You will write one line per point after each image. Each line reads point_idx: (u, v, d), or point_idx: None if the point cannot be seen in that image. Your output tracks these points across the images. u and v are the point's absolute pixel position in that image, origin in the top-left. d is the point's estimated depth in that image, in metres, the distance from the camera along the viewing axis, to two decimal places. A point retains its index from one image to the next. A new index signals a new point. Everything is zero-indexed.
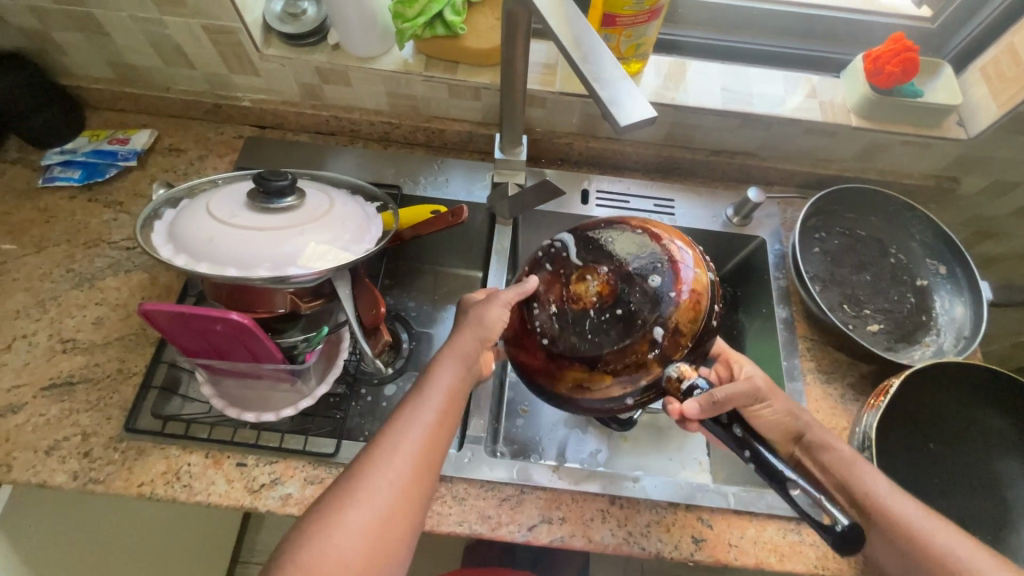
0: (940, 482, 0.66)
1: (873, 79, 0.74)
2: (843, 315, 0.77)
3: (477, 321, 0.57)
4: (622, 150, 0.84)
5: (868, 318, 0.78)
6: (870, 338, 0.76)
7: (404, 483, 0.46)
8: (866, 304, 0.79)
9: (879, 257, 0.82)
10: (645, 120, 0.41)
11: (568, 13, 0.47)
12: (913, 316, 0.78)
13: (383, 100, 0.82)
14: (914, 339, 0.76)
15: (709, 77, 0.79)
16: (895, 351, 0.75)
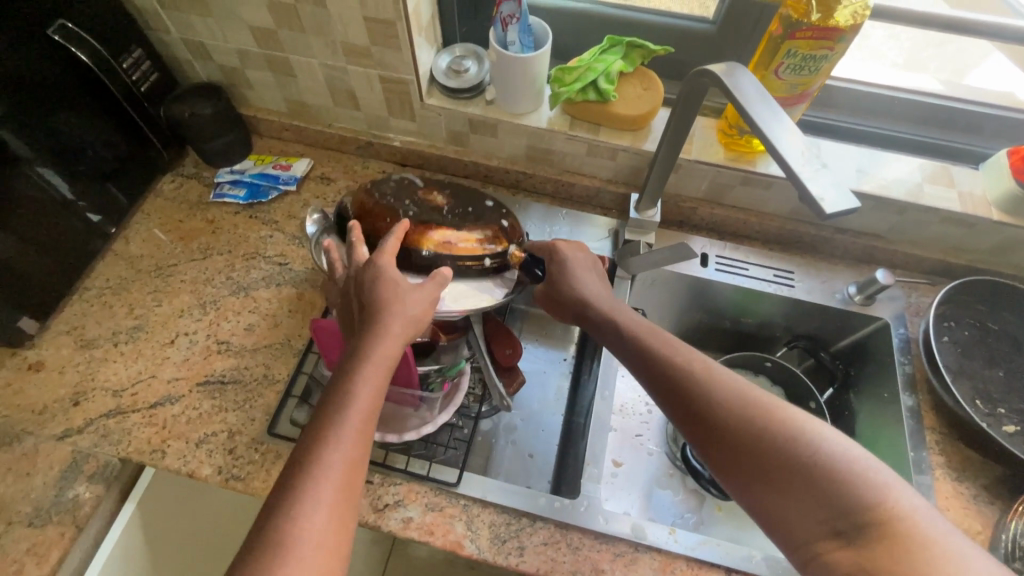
0: None
1: (1020, 176, 0.74)
2: (977, 411, 0.75)
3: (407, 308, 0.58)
4: (746, 220, 0.86)
5: (1004, 418, 0.75)
6: (1008, 438, 0.73)
7: (350, 461, 0.47)
8: (1000, 401, 0.76)
9: (1012, 355, 0.79)
10: (846, 210, 0.45)
11: (764, 105, 0.52)
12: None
13: (522, 151, 0.88)
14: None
15: (844, 158, 0.81)
16: None
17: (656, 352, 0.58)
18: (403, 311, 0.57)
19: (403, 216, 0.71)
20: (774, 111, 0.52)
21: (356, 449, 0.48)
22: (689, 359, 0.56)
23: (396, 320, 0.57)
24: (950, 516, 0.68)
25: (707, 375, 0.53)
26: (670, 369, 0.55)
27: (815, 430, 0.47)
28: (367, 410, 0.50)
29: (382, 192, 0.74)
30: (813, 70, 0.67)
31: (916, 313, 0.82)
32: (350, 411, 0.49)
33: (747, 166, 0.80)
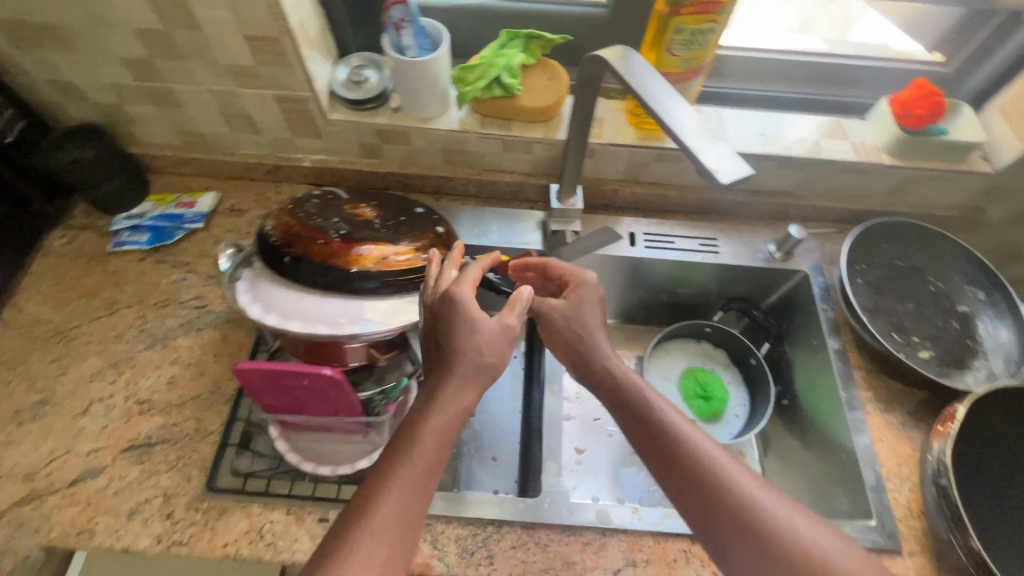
0: (1007, 505, 0.68)
1: (903, 121, 0.79)
2: (895, 343, 0.80)
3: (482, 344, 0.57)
4: (667, 194, 0.88)
5: (918, 345, 0.80)
6: (925, 364, 0.79)
7: (413, 516, 0.48)
8: (913, 331, 0.82)
9: (918, 287, 0.85)
10: (743, 177, 0.46)
11: (656, 87, 0.53)
12: (961, 341, 0.81)
13: (438, 156, 0.86)
14: (967, 363, 0.79)
15: (747, 124, 0.84)
16: (949, 377, 0.78)
17: (665, 436, 0.54)
18: (476, 357, 0.56)
19: (333, 235, 0.65)
20: (668, 91, 0.53)
21: (417, 502, 0.49)
22: (704, 448, 0.53)
23: (469, 365, 0.56)
24: (882, 446, 0.73)
25: (723, 473, 0.51)
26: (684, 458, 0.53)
27: (831, 551, 0.47)
28: (435, 459, 0.51)
29: (308, 212, 0.69)
30: (702, 43, 0.69)
31: (831, 260, 0.87)
32: (418, 465, 0.50)
33: (658, 143, 0.82)
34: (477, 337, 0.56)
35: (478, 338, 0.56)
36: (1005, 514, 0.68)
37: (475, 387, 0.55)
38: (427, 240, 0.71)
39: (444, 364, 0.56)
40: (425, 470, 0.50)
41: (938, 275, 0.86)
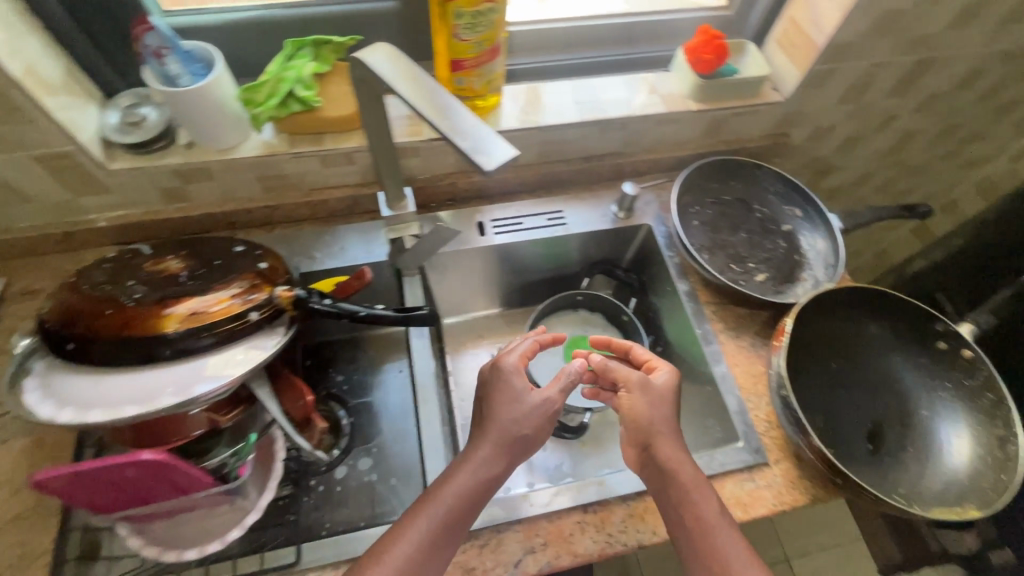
0: (844, 394, 0.76)
1: (696, 68, 0.84)
2: (733, 273, 0.86)
3: (517, 405, 0.63)
4: (505, 177, 0.88)
5: (754, 271, 0.87)
6: (761, 287, 0.85)
7: (418, 569, 0.55)
8: (749, 258, 0.88)
9: (748, 216, 0.92)
10: (508, 159, 0.44)
11: (418, 80, 0.49)
12: (790, 258, 0.88)
13: (255, 185, 0.79)
14: (796, 277, 0.86)
15: (562, 95, 0.85)
16: (783, 293, 0.85)
17: (688, 510, 0.58)
18: (510, 425, 0.62)
19: (127, 302, 0.59)
20: (430, 86, 0.49)
21: (427, 558, 0.56)
22: (718, 527, 0.57)
23: (496, 427, 0.62)
24: (737, 370, 0.78)
25: (726, 548, 0.56)
26: (700, 533, 0.57)
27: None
28: (458, 511, 0.58)
29: (94, 282, 0.62)
30: (488, 24, 0.68)
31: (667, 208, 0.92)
32: (430, 521, 0.57)
33: None
34: (515, 406, 0.63)
35: (519, 408, 0.63)
36: (843, 404, 0.76)
37: (504, 455, 0.61)
38: (246, 280, 0.65)
39: (484, 432, 0.62)
40: (438, 524, 0.57)
41: (762, 202, 0.93)
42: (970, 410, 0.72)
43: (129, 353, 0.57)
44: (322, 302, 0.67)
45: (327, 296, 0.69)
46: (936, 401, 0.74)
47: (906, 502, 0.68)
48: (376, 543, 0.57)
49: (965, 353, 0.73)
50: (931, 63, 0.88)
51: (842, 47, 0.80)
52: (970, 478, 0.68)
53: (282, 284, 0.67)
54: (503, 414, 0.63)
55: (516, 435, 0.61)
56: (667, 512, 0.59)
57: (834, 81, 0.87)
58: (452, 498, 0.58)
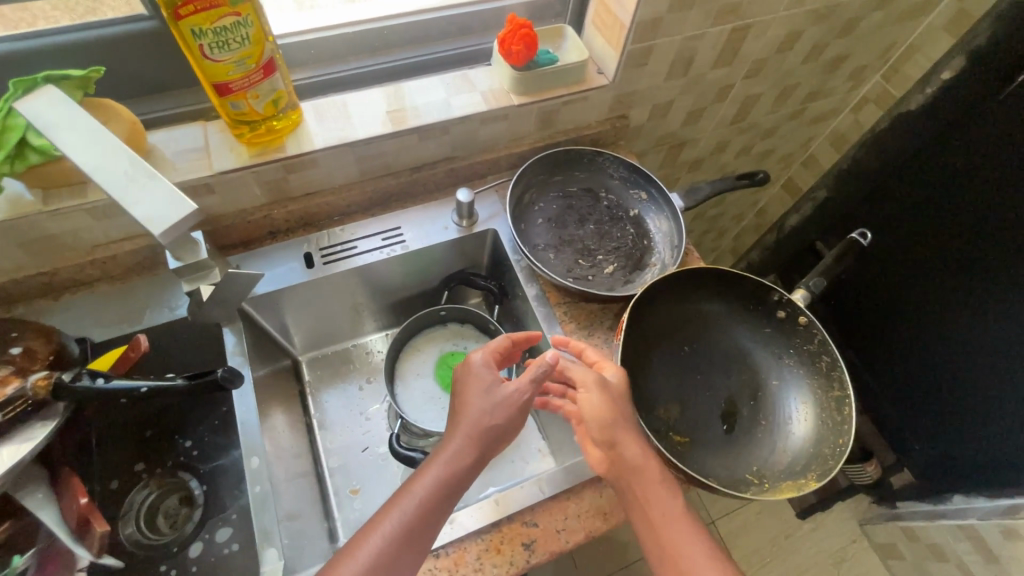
0: (696, 377, 0.75)
1: (509, 60, 0.79)
2: (581, 268, 0.83)
3: (497, 399, 0.61)
4: (329, 201, 0.81)
5: (603, 262, 0.84)
6: (611, 278, 0.83)
7: (397, 562, 0.54)
8: (597, 250, 0.85)
9: (595, 205, 0.89)
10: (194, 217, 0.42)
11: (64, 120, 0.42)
12: (638, 244, 0.86)
13: (16, 253, 0.68)
14: (646, 263, 0.85)
15: (374, 104, 0.78)
16: (633, 282, 0.83)
17: (636, 485, 0.59)
18: (482, 416, 0.60)
19: None
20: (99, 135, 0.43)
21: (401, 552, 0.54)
22: (664, 505, 0.58)
23: (469, 420, 0.60)
24: None
25: (670, 521, 0.58)
26: (641, 508, 0.59)
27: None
28: (434, 505, 0.57)
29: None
30: (243, 40, 0.60)
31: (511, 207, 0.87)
32: (405, 508, 0.56)
33: (278, 154, 0.72)
34: (483, 402, 0.61)
35: (487, 401, 0.61)
36: (697, 387, 0.75)
37: (479, 446, 0.59)
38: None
39: (458, 427, 0.60)
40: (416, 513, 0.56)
41: (609, 190, 0.91)
42: (811, 375, 0.73)
43: None
44: (92, 383, 0.58)
45: (100, 376, 0.60)
46: (781, 370, 0.75)
47: (757, 480, 0.68)
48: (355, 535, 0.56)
49: (801, 319, 0.73)
50: (747, 29, 0.87)
51: (650, 23, 0.77)
52: (813, 446, 0.69)
53: (41, 370, 0.58)
54: (482, 403, 0.61)
55: (497, 426, 0.60)
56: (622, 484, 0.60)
57: (654, 58, 0.85)
58: (440, 480, 0.57)
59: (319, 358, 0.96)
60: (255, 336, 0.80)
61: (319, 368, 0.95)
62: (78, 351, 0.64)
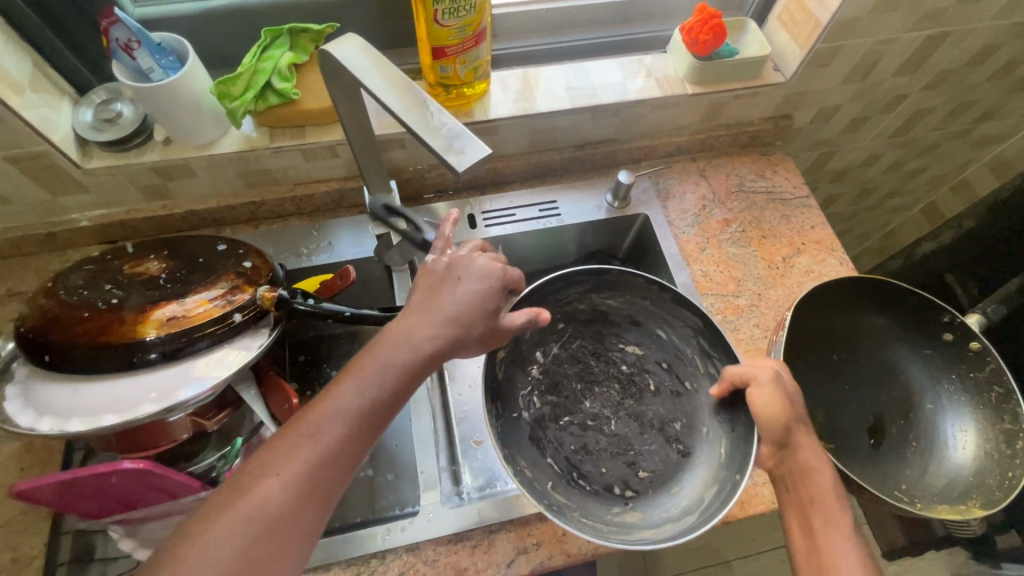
0: (846, 388, 0.75)
1: (692, 49, 0.80)
2: (645, 381, 0.79)
3: (463, 302, 0.54)
4: (496, 168, 0.86)
5: (620, 346, 0.81)
6: (627, 340, 0.80)
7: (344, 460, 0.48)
8: (586, 349, 0.81)
9: (595, 425, 0.75)
10: (483, 157, 0.44)
11: (381, 70, 0.48)
12: (553, 327, 0.78)
13: (238, 181, 0.78)
14: (591, 297, 0.78)
15: (554, 80, 0.82)
16: (634, 318, 0.80)
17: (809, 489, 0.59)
18: (453, 314, 0.53)
19: (101, 305, 0.57)
20: (396, 77, 0.48)
21: (317, 489, 0.46)
22: (824, 491, 0.59)
23: (431, 322, 0.53)
24: None
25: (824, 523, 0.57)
26: (801, 523, 0.58)
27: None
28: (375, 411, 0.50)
29: (72, 286, 0.59)
30: (469, 8, 0.65)
31: (718, 481, 0.64)
32: (302, 464, 0.46)
33: (467, 118, 0.78)
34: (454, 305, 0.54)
35: (458, 295, 0.54)
36: (845, 398, 0.74)
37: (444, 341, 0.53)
38: (227, 281, 0.64)
39: (406, 337, 0.52)
40: (332, 453, 0.47)
41: (591, 284, 0.76)
42: (976, 405, 0.70)
43: (109, 361, 0.55)
44: (306, 304, 0.65)
45: (310, 296, 0.67)
46: (939, 395, 0.72)
47: (906, 499, 0.66)
48: (260, 454, 0.47)
49: (973, 345, 0.70)
50: (943, 38, 0.83)
51: (847, 23, 0.76)
52: (973, 476, 0.67)
53: (265, 284, 0.65)
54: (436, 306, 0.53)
55: (466, 321, 0.54)
56: (784, 472, 0.61)
57: (839, 60, 0.82)
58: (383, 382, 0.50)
59: None
60: None
61: None
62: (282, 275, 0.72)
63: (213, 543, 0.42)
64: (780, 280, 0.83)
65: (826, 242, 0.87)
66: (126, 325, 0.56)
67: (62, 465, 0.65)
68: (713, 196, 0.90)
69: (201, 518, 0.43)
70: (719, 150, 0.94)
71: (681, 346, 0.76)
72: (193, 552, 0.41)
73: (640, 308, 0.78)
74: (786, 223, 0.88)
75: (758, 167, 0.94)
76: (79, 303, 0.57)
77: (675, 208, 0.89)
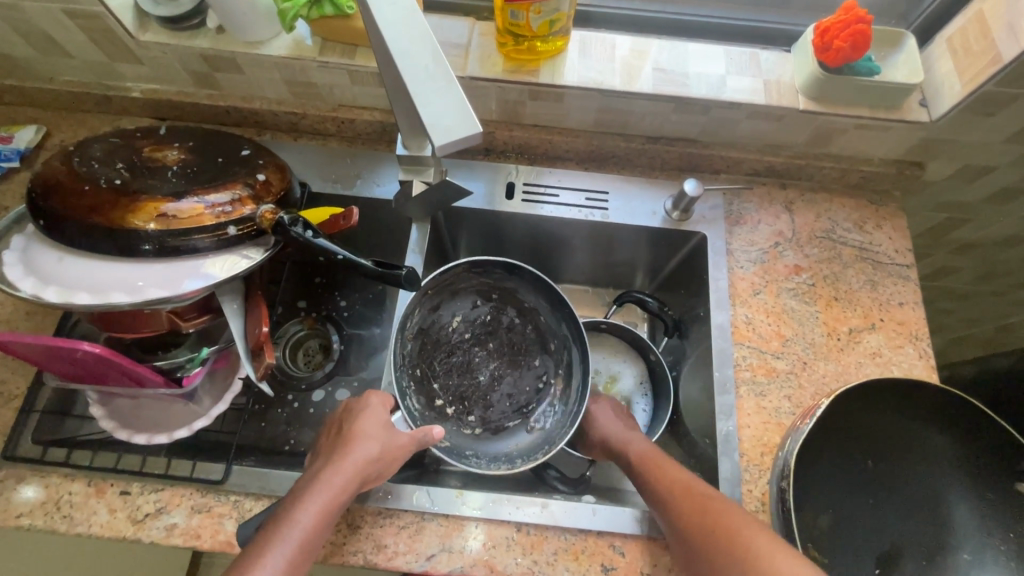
0: (872, 502, 0.62)
1: (821, 55, 0.65)
2: (481, 325, 0.77)
3: (373, 434, 0.58)
4: (552, 140, 0.77)
5: (446, 327, 0.76)
6: (442, 326, 0.76)
7: None
8: (444, 362, 0.75)
9: (500, 377, 0.76)
10: (473, 139, 0.39)
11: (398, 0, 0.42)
12: (425, 385, 0.73)
13: (283, 88, 0.74)
14: (404, 333, 0.73)
15: (643, 56, 0.71)
16: (431, 306, 0.76)
17: (655, 475, 0.60)
18: (367, 444, 0.56)
19: (103, 184, 0.56)
20: (413, 14, 0.42)
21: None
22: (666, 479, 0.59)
23: (353, 455, 0.55)
24: (749, 433, 0.66)
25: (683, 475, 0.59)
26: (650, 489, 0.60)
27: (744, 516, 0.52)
28: (309, 541, 0.49)
29: (88, 156, 0.59)
30: None
31: (565, 315, 0.76)
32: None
33: (530, 77, 0.69)
34: (363, 447, 0.56)
35: (372, 422, 0.58)
36: (867, 513, 0.62)
37: (364, 468, 0.55)
38: (232, 189, 0.60)
39: (317, 477, 0.53)
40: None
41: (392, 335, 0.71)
42: None
43: (96, 242, 0.55)
44: (302, 235, 0.60)
45: (312, 228, 0.62)
46: (982, 550, 0.60)
47: None
48: None
49: None
50: None
51: None
52: None
53: (270, 203, 0.62)
54: (356, 440, 0.57)
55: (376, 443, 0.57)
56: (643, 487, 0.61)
57: (1012, 111, 0.64)
58: (313, 506, 0.51)
59: None
60: (434, 242, 0.80)
61: None
62: (298, 196, 0.69)
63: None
64: (836, 354, 0.70)
65: (910, 327, 0.72)
66: (118, 210, 0.55)
67: (60, 319, 0.68)
68: (791, 235, 0.77)
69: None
70: (817, 184, 0.79)
71: (469, 285, 0.77)
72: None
73: (426, 298, 0.75)
74: (869, 290, 0.74)
75: (859, 215, 0.78)
76: (85, 178, 0.57)
77: (741, 236, 0.76)
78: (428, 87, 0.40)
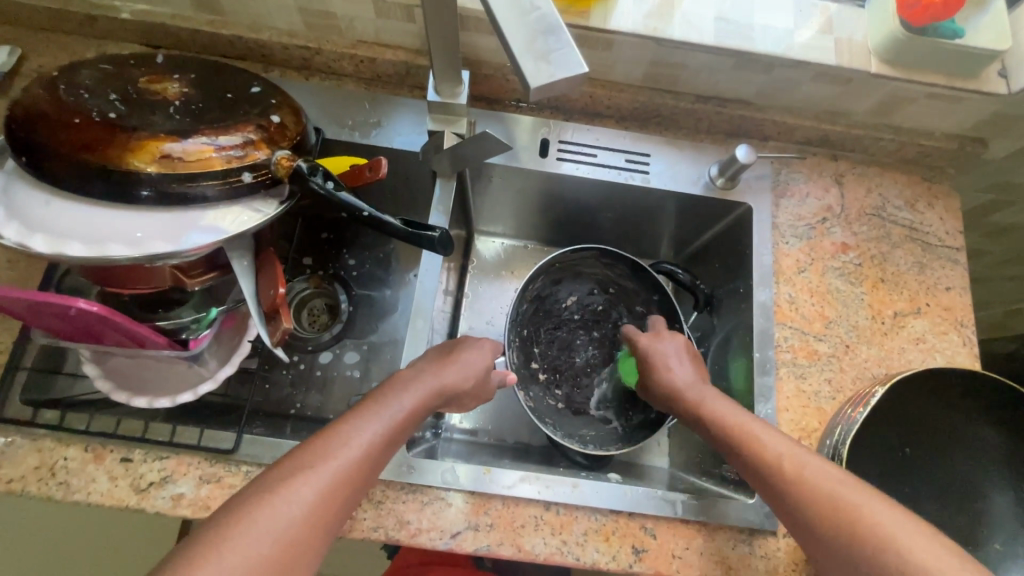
0: (910, 492, 0.61)
1: (905, 11, 0.59)
2: (596, 311, 0.77)
3: (469, 362, 0.58)
4: (594, 93, 0.70)
5: (562, 301, 0.76)
6: (557, 303, 0.76)
7: (370, 469, 0.47)
8: (550, 332, 0.75)
9: (596, 367, 0.75)
10: (572, 80, 0.32)
11: None
12: (529, 346, 0.73)
13: (296, 17, 0.66)
14: (526, 293, 0.73)
15: (704, 2, 0.64)
16: (554, 280, 0.75)
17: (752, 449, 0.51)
18: (465, 369, 0.58)
19: (95, 117, 0.49)
20: None
21: (335, 496, 0.44)
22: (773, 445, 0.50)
23: (450, 372, 0.56)
24: (787, 417, 0.64)
25: (754, 429, 0.52)
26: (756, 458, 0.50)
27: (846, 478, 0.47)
28: (400, 431, 0.50)
29: (76, 84, 0.51)
30: None
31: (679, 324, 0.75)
32: (327, 471, 0.44)
33: (579, 19, 0.61)
34: (461, 371, 0.57)
35: (472, 351, 0.60)
36: (904, 502, 0.60)
37: (455, 388, 0.56)
38: (243, 130, 0.53)
39: (418, 378, 0.54)
40: (358, 462, 0.46)
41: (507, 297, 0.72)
42: None
43: (89, 185, 0.48)
44: (323, 187, 0.54)
45: (333, 178, 0.56)
46: (1018, 542, 0.59)
47: None
48: (279, 464, 0.44)
49: None
50: None
51: None
52: None
53: (285, 148, 0.55)
54: (456, 359, 0.58)
55: (470, 373, 0.58)
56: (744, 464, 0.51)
57: None
58: (408, 402, 0.51)
59: (490, 242, 0.87)
60: (457, 200, 0.73)
61: (486, 255, 0.86)
62: (314, 143, 0.62)
63: (241, 542, 0.39)
64: (879, 338, 0.67)
65: (956, 313, 0.69)
66: (115, 148, 0.48)
67: (46, 270, 0.61)
68: (840, 211, 0.72)
69: (221, 528, 0.39)
70: (870, 157, 0.75)
71: (593, 272, 0.76)
72: (214, 561, 0.38)
73: (553, 270, 0.75)
74: (917, 272, 0.70)
75: (911, 192, 0.74)
76: (73, 109, 0.49)
77: (788, 209, 0.72)
78: (516, 16, 0.33)
